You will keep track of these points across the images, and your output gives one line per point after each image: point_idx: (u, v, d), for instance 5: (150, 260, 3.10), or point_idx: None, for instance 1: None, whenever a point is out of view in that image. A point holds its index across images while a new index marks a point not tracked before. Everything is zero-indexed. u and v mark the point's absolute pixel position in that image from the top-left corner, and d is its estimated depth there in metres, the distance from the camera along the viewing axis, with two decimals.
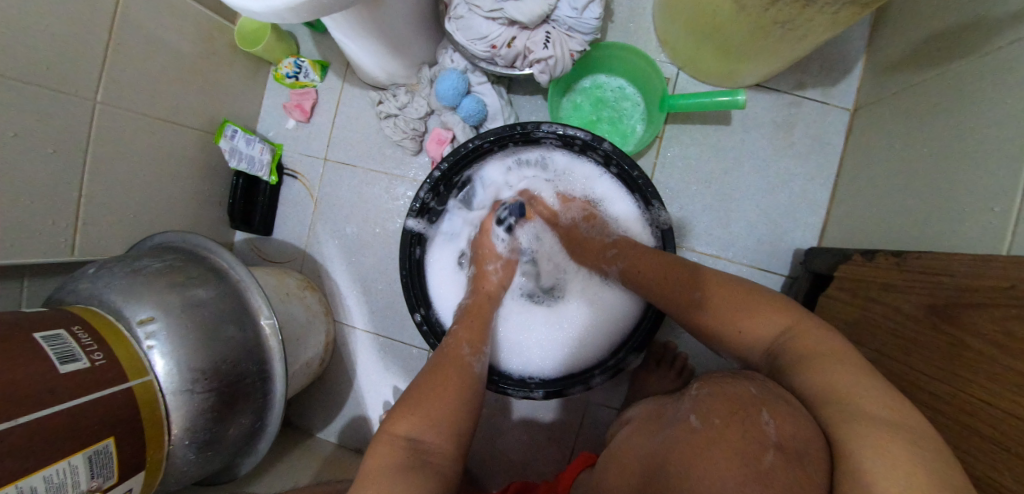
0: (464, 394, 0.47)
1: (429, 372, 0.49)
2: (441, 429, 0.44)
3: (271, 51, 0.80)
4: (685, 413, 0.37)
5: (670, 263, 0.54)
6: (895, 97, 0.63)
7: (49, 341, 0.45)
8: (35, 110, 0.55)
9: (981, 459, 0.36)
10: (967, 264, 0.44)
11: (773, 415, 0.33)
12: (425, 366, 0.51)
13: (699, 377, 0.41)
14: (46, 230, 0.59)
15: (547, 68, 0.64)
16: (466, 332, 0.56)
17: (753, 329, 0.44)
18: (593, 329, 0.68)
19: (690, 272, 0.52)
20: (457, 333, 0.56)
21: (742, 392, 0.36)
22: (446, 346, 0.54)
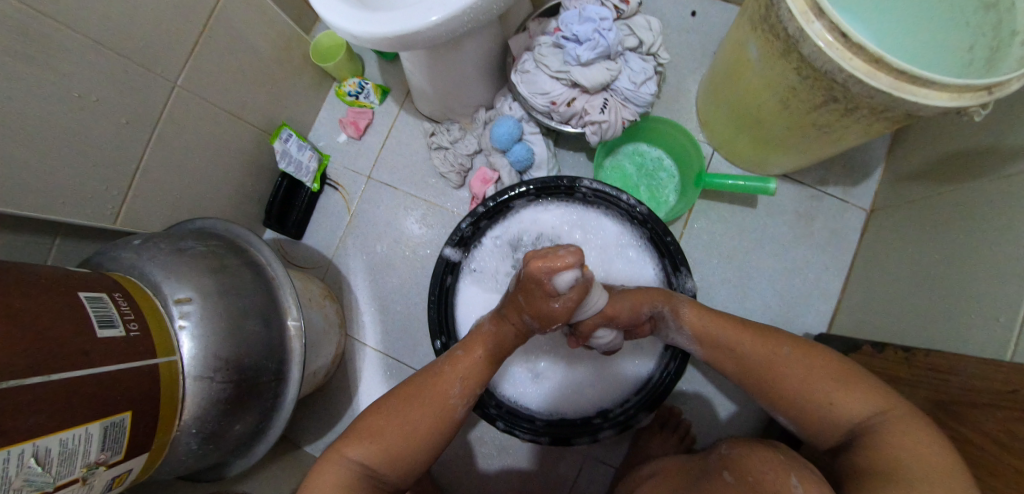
0: (434, 430, 0.46)
1: (407, 399, 0.46)
2: (397, 466, 0.45)
3: (340, 69, 0.86)
4: (719, 471, 0.41)
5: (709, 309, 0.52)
6: (910, 205, 0.70)
7: (92, 303, 0.44)
8: (122, 81, 0.58)
9: None
10: (972, 366, 0.47)
11: (802, 481, 0.35)
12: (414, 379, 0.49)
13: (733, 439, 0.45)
14: (98, 195, 0.60)
15: (599, 130, 0.70)
16: (467, 363, 0.49)
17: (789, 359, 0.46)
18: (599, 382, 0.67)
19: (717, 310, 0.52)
20: (457, 359, 0.50)
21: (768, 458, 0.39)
22: (440, 370, 0.49)
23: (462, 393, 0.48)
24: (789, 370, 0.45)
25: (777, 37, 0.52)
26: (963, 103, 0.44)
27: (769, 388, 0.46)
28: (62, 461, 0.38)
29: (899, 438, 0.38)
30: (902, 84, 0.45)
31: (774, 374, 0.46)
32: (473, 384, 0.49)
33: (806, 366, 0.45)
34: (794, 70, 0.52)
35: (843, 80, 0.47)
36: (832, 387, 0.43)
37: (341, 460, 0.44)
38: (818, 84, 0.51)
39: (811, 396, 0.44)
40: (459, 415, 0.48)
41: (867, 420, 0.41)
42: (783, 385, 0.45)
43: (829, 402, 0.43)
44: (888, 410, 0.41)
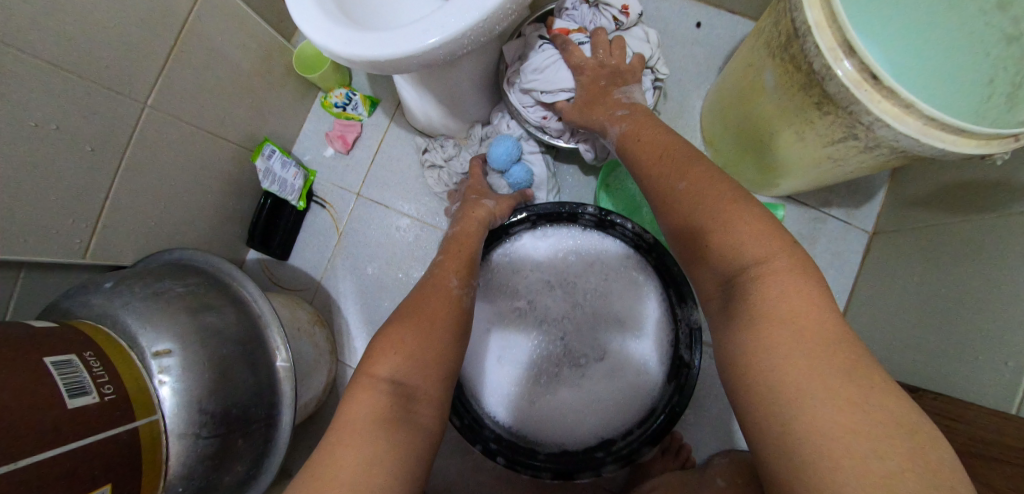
0: (451, 331, 0.48)
1: (414, 300, 0.50)
2: (429, 373, 0.44)
3: (325, 79, 0.80)
4: None
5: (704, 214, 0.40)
6: (914, 232, 0.69)
7: (59, 369, 0.41)
8: (84, 105, 0.52)
9: None
10: (978, 414, 0.48)
11: None
12: (410, 295, 0.52)
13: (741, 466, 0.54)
14: (63, 230, 0.55)
15: (592, 146, 0.68)
16: (453, 264, 0.57)
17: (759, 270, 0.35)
18: (598, 412, 0.64)
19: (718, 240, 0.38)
20: (443, 264, 0.56)
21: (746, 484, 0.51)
22: (433, 276, 0.54)
23: (460, 280, 0.54)
24: (694, 195, 0.41)
25: (798, 69, 0.50)
26: (992, 149, 0.43)
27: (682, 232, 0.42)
28: None
29: (782, 302, 0.32)
30: (930, 129, 0.43)
31: (685, 209, 0.42)
32: (466, 275, 0.55)
33: (713, 200, 0.40)
34: (814, 105, 0.50)
35: (869, 122, 0.45)
36: (734, 226, 0.37)
37: (375, 383, 0.41)
38: (839, 121, 0.49)
39: (707, 233, 0.39)
40: (464, 304, 0.53)
41: (751, 269, 0.35)
42: (688, 214, 0.41)
43: (720, 238, 0.38)
44: (769, 263, 0.35)
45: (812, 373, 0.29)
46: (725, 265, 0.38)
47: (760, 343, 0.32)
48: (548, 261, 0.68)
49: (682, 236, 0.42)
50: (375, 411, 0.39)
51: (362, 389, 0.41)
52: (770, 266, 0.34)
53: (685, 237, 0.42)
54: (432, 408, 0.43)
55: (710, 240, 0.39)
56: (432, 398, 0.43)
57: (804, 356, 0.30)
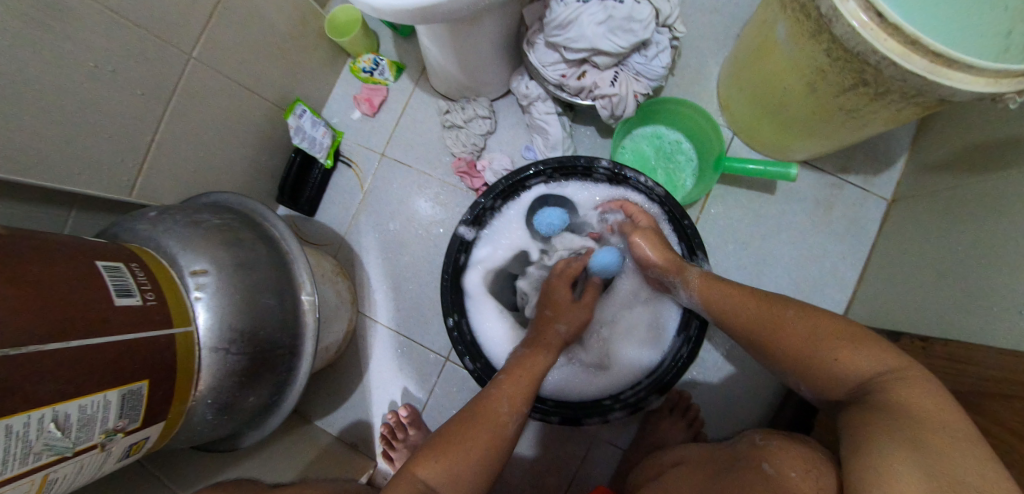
0: (494, 443, 0.50)
1: (463, 416, 0.52)
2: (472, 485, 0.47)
3: (354, 44, 0.84)
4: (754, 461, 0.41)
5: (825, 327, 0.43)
6: (934, 195, 0.68)
7: (109, 272, 0.45)
8: (137, 51, 0.57)
9: None
10: (995, 357, 0.47)
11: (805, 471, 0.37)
12: (461, 411, 0.53)
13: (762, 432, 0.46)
14: (115, 166, 0.59)
15: (609, 104, 0.68)
16: (511, 385, 0.55)
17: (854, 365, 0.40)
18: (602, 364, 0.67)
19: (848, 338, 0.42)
20: (502, 384, 0.55)
21: (808, 458, 0.38)
22: (486, 395, 0.54)
23: (512, 405, 0.53)
24: (791, 328, 0.45)
25: (807, 17, 0.51)
26: (1000, 88, 0.43)
27: (782, 355, 0.46)
28: (80, 426, 0.39)
29: (900, 396, 0.36)
30: (937, 67, 0.43)
31: (781, 341, 0.46)
32: (519, 401, 0.53)
33: (799, 329, 0.44)
34: (824, 52, 0.51)
35: (876, 62, 0.46)
36: (838, 345, 0.41)
37: (501, 420, 0.51)
38: (848, 66, 0.50)
39: (813, 356, 0.43)
40: (512, 429, 0.52)
41: (872, 381, 0.39)
42: (784, 344, 0.45)
43: (832, 357, 0.41)
44: (903, 370, 0.38)
45: (913, 445, 0.32)
46: (840, 386, 0.41)
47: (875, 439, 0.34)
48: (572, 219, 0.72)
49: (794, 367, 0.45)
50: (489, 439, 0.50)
51: (483, 421, 0.51)
52: (893, 376, 0.38)
53: (787, 360, 0.45)
54: None
55: (815, 361, 0.43)
56: None
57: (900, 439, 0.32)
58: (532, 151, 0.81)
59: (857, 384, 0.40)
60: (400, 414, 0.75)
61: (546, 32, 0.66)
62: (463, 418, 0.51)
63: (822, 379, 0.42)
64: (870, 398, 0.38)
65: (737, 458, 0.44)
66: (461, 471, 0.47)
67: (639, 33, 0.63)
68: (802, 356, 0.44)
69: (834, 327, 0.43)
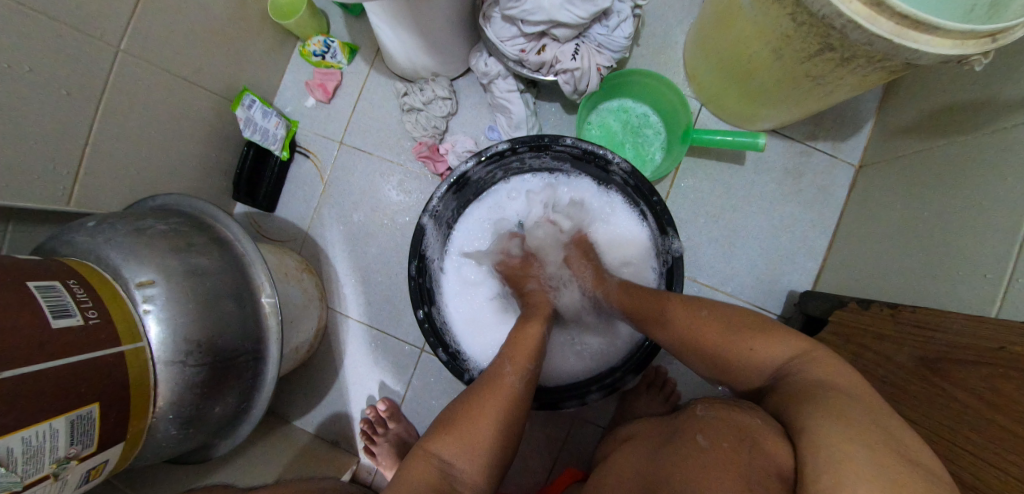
0: (502, 415, 0.47)
1: (470, 390, 0.50)
2: (473, 457, 0.45)
3: (302, 26, 0.79)
4: (692, 433, 0.41)
5: (736, 320, 0.45)
6: (900, 159, 0.68)
7: (43, 292, 0.42)
8: (54, 47, 0.52)
9: (959, 469, 0.39)
10: (960, 322, 0.46)
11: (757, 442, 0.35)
12: (470, 385, 0.51)
13: (703, 399, 0.45)
14: (46, 175, 0.55)
15: (572, 79, 0.66)
16: (513, 350, 0.54)
17: (765, 350, 0.42)
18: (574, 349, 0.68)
19: (752, 322, 0.44)
20: (505, 352, 0.54)
21: (748, 422, 0.37)
22: (491, 366, 0.53)
23: (514, 368, 0.51)
24: (706, 325, 0.47)
25: None
26: (968, 50, 0.42)
27: (705, 352, 0.46)
28: (27, 458, 0.37)
29: (813, 377, 0.37)
30: (902, 30, 0.42)
31: (700, 340, 0.46)
32: (521, 362, 0.52)
33: (714, 329, 0.46)
34: (788, 17, 0.49)
35: (841, 26, 0.44)
36: (750, 336, 0.43)
37: (506, 383, 0.50)
38: (814, 31, 0.48)
39: (731, 350, 0.44)
40: (519, 390, 0.49)
41: (784, 366, 0.41)
42: (699, 339, 0.47)
43: (747, 347, 0.43)
44: (806, 352, 0.40)
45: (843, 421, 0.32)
46: (757, 376, 0.43)
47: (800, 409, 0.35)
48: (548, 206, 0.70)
49: (713, 363, 0.46)
50: (498, 408, 0.47)
51: (489, 392, 0.48)
52: (800, 359, 0.40)
53: (709, 357, 0.46)
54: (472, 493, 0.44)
55: (733, 354, 0.44)
56: (472, 486, 0.44)
57: (825, 410, 0.33)
58: (496, 132, 0.78)
59: (772, 371, 0.41)
60: (378, 408, 0.75)
61: (501, 4, 0.62)
62: (469, 394, 0.49)
63: (742, 370, 0.44)
64: (783, 384, 0.39)
65: (676, 430, 0.44)
66: (475, 445, 0.45)
67: (598, 2, 0.60)
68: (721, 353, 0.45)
69: (741, 318, 0.45)
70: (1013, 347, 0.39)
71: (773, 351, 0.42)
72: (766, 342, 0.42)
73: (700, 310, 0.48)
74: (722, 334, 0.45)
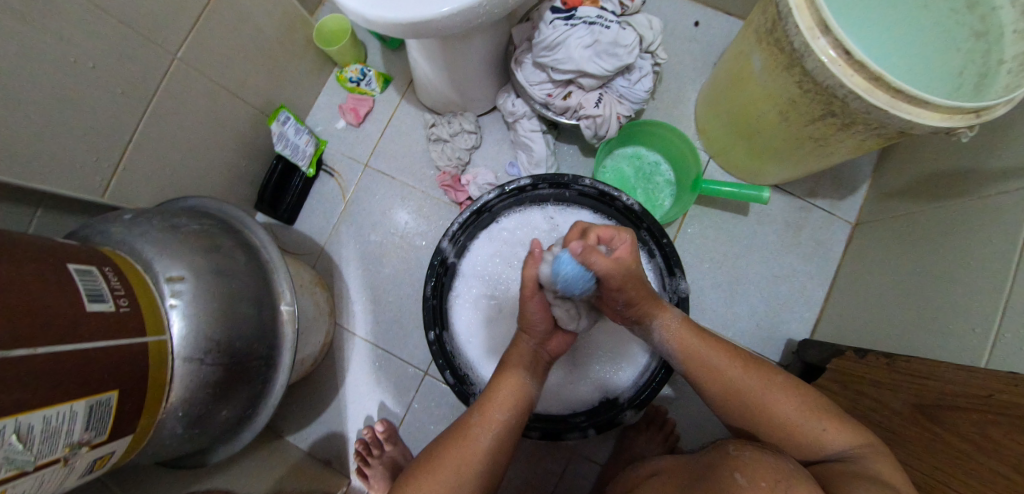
0: (468, 471, 0.48)
1: (444, 441, 0.50)
2: None
3: (343, 54, 0.84)
4: (726, 469, 0.40)
5: (814, 403, 0.48)
6: (893, 220, 0.73)
7: (81, 276, 0.43)
8: (119, 48, 0.55)
9: None
10: (950, 372, 0.49)
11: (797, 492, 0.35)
12: (445, 432, 0.52)
13: (733, 441, 0.44)
14: (88, 165, 0.57)
15: (593, 125, 0.71)
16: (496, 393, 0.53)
17: (834, 434, 0.45)
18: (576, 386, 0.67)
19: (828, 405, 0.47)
20: (486, 395, 0.53)
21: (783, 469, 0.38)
22: (467, 413, 0.53)
23: (483, 421, 0.51)
24: (780, 396, 0.48)
25: (782, 50, 0.55)
26: (955, 123, 0.47)
27: (773, 422, 0.48)
28: (44, 438, 0.37)
29: (885, 472, 0.41)
30: (898, 103, 0.48)
31: (765, 402, 0.48)
32: (495, 413, 0.51)
33: (788, 397, 0.48)
34: (797, 83, 0.55)
35: (844, 95, 0.50)
36: (825, 420, 0.46)
37: (472, 435, 0.50)
38: (818, 98, 0.54)
39: (801, 426, 0.46)
40: (487, 444, 0.49)
41: (850, 452, 0.44)
42: (770, 409, 0.48)
43: (820, 427, 0.46)
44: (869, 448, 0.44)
45: None
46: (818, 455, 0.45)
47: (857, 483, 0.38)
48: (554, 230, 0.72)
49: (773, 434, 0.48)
50: (463, 463, 0.48)
51: (455, 445, 0.49)
52: (865, 449, 0.44)
53: (774, 427, 0.48)
54: None
55: (804, 431, 0.46)
56: None
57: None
58: (516, 168, 0.83)
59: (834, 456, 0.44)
60: (376, 429, 0.73)
61: (534, 51, 0.68)
62: (437, 448, 0.50)
63: (801, 446, 0.46)
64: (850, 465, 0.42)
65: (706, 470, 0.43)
66: None
67: (623, 58, 0.66)
68: (786, 418, 0.47)
69: (816, 401, 0.48)
70: (1001, 395, 0.42)
71: (842, 443, 0.45)
72: (833, 429, 0.45)
73: (778, 378, 0.50)
74: (796, 409, 0.47)
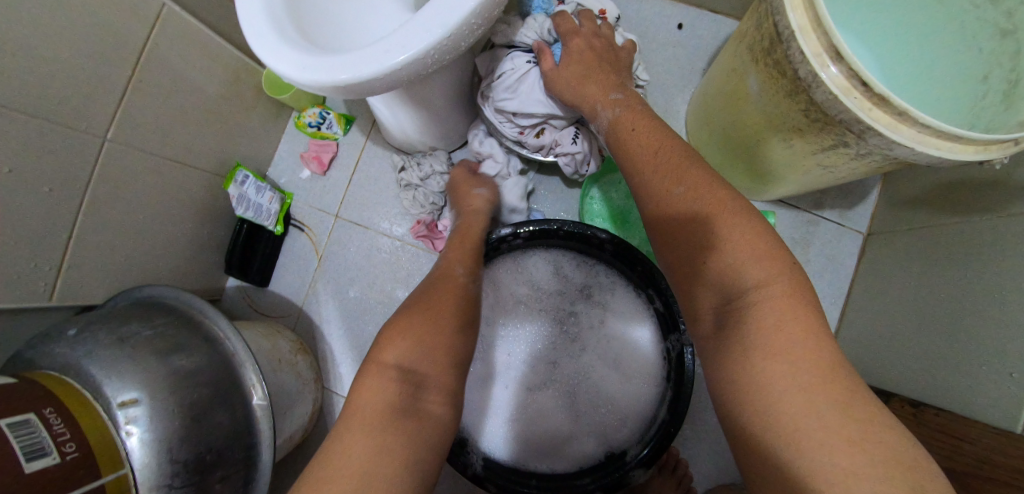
0: (397, 395, 0.42)
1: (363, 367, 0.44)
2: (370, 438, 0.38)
3: (297, 99, 0.78)
4: None
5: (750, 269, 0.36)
6: (909, 233, 0.67)
7: (15, 431, 0.39)
8: (36, 146, 0.49)
9: None
10: (986, 436, 0.46)
11: None
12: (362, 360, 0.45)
13: None
14: (25, 275, 0.52)
15: (572, 162, 0.65)
16: (420, 318, 0.47)
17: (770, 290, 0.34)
18: (585, 439, 0.62)
19: (770, 273, 0.35)
20: (400, 321, 0.47)
21: None
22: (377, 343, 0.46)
23: (417, 340, 0.45)
24: (725, 248, 0.37)
25: (783, 74, 0.48)
26: (992, 154, 0.41)
27: (719, 240, 0.38)
28: None
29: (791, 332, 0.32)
30: (926, 137, 0.41)
31: (708, 225, 0.38)
32: (426, 339, 0.46)
33: (730, 217, 0.38)
34: (802, 111, 0.48)
35: (860, 130, 0.43)
36: (758, 263, 0.35)
37: (389, 360, 0.44)
38: (828, 128, 0.47)
39: (735, 256, 0.36)
40: (418, 364, 0.44)
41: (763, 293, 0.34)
42: (716, 232, 0.38)
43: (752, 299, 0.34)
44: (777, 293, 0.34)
45: None
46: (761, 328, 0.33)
47: (759, 368, 0.32)
48: (559, 283, 0.68)
49: (713, 273, 0.38)
50: (385, 383, 0.42)
51: (376, 368, 0.43)
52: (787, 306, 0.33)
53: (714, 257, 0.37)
54: (397, 490, 0.36)
55: (737, 291, 0.35)
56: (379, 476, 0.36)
57: (807, 386, 0.29)
58: None
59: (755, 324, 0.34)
60: None
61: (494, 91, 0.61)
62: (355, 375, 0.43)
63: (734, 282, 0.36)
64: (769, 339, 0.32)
65: None
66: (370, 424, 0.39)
67: None
68: (722, 247, 0.37)
69: (757, 237, 0.37)
70: None
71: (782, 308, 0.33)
72: (773, 311, 0.33)
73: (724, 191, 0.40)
74: (729, 262, 0.36)
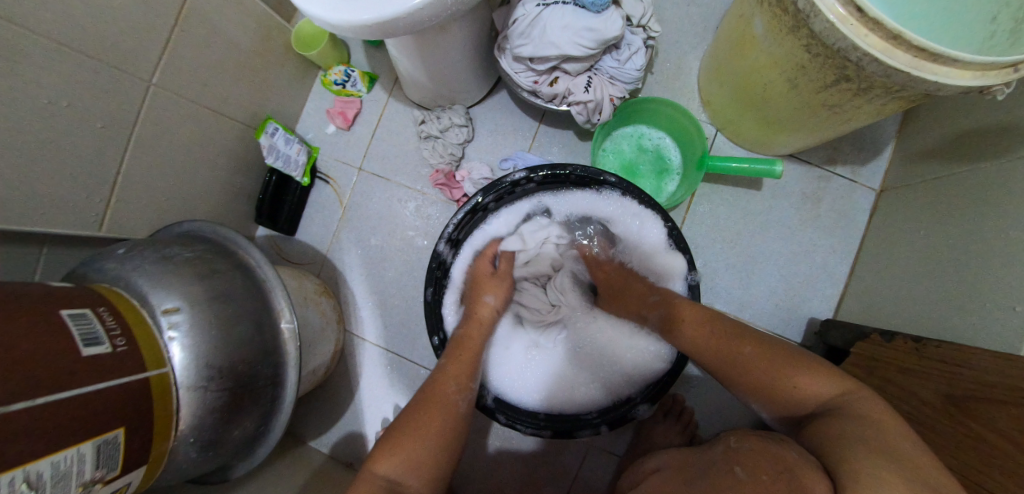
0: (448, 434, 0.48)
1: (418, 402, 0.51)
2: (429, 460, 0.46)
3: (324, 57, 0.82)
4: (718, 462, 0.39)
5: (788, 359, 0.45)
6: (921, 184, 0.67)
7: (75, 320, 0.43)
8: (90, 83, 0.54)
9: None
10: (984, 360, 0.45)
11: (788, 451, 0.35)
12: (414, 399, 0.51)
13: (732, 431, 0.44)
14: (81, 202, 0.57)
15: (584, 110, 0.67)
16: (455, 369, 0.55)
17: (809, 383, 0.42)
18: (594, 384, 0.66)
19: (793, 359, 0.45)
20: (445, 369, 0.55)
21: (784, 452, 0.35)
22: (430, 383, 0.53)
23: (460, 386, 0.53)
24: (755, 371, 0.45)
25: (785, 10, 0.49)
26: (989, 81, 0.41)
27: (748, 374, 0.45)
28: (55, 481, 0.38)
29: (863, 414, 0.38)
30: (922, 62, 0.42)
31: (739, 366, 0.46)
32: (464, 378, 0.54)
33: (756, 357, 0.46)
34: (805, 47, 0.49)
35: (858, 59, 0.44)
36: (796, 373, 0.43)
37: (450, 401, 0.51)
38: (829, 62, 0.48)
39: (777, 381, 0.44)
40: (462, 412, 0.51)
41: (836, 399, 0.41)
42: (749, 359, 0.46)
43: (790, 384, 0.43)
44: (852, 390, 0.41)
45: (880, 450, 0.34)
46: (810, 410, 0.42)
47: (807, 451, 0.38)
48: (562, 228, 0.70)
49: (753, 390, 0.45)
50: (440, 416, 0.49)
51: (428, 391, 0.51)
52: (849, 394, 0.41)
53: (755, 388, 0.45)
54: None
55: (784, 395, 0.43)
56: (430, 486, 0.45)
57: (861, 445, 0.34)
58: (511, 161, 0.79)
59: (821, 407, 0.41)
60: None
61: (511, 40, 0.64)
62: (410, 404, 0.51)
63: (789, 407, 0.43)
64: (841, 413, 0.39)
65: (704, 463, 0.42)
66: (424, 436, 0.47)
67: (608, 33, 0.60)
68: (760, 372, 0.45)
69: (781, 350, 0.46)
70: None
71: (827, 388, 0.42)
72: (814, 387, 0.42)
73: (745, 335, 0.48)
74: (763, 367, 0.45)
